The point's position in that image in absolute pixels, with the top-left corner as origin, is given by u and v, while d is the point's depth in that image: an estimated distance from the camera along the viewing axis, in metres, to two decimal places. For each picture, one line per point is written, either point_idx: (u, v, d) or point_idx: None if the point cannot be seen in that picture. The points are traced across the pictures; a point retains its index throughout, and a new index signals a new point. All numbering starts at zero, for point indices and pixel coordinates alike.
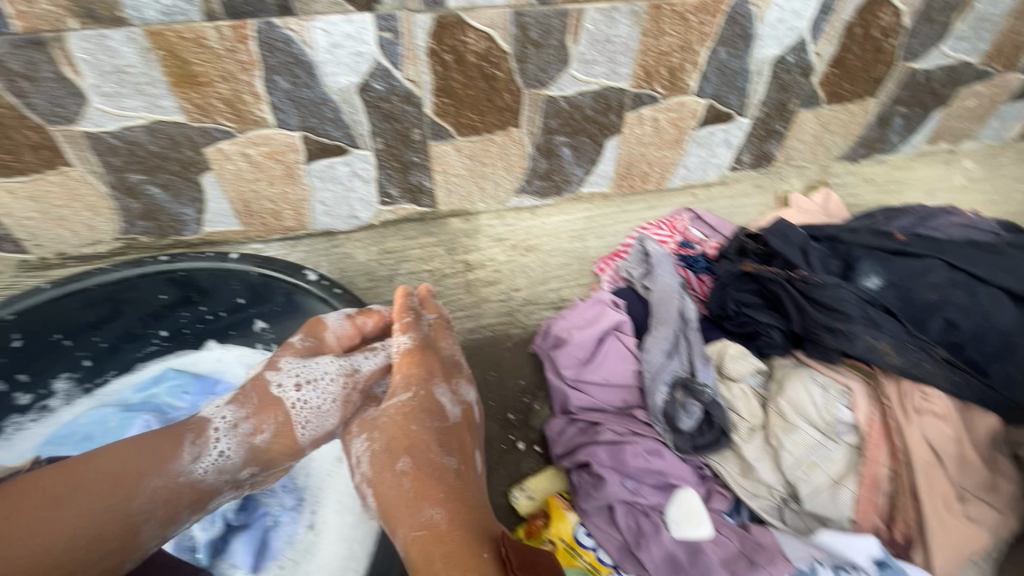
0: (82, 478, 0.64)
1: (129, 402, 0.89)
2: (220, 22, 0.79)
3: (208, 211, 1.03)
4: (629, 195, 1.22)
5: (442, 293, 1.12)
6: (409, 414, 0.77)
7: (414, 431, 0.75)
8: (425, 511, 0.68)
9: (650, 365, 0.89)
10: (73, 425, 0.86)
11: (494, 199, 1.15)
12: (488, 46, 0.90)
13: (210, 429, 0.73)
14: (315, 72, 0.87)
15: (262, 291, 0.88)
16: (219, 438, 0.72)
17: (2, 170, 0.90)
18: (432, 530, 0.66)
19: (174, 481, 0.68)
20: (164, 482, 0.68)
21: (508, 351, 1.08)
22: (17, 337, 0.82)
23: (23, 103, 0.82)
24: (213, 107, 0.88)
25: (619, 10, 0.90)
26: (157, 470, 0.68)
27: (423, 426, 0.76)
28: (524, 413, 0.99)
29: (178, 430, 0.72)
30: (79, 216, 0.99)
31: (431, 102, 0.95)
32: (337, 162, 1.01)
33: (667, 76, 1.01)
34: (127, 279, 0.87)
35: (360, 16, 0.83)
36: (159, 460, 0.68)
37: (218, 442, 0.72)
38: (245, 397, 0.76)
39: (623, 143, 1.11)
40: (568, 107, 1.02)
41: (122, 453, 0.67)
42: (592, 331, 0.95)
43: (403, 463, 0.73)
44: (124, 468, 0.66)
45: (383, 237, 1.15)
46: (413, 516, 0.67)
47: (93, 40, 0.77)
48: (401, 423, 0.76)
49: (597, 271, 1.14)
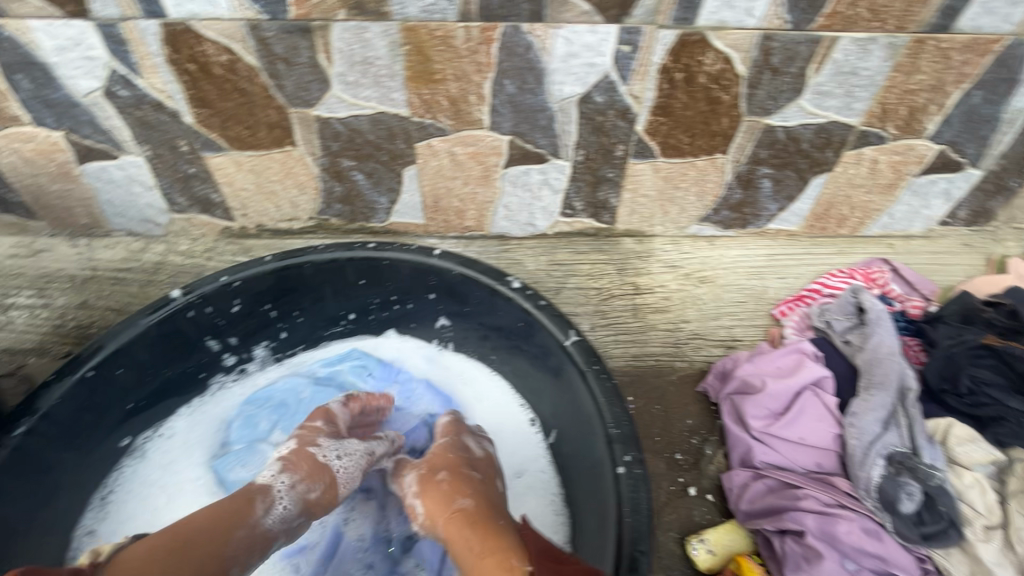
0: (178, 548, 0.58)
1: (317, 374, 0.93)
2: (471, 23, 0.80)
3: (399, 202, 1.06)
4: (817, 237, 1.13)
5: (608, 313, 1.06)
6: (462, 455, 0.76)
7: (444, 458, 0.75)
8: (458, 500, 0.69)
9: (863, 432, 0.81)
10: (270, 390, 0.90)
11: (675, 224, 1.11)
12: (723, 68, 0.85)
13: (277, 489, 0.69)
14: (543, 80, 0.87)
15: (460, 291, 0.87)
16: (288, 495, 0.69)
17: (238, 143, 0.96)
18: (462, 512, 0.67)
19: (254, 532, 0.64)
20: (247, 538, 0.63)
21: (672, 385, 0.99)
22: (236, 302, 0.85)
23: (275, 84, 0.87)
24: (438, 104, 0.90)
25: (877, 41, 0.82)
26: (243, 522, 0.64)
27: (451, 457, 0.75)
28: (695, 456, 0.90)
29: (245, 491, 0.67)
30: (287, 192, 1.04)
31: (645, 120, 0.92)
32: (534, 169, 1.00)
33: (904, 116, 0.92)
34: (336, 260, 0.87)
35: (606, 27, 0.80)
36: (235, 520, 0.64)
37: (285, 498, 0.69)
38: (297, 461, 0.73)
39: (831, 182, 1.03)
40: (785, 139, 0.95)
41: (200, 518, 0.62)
42: (792, 383, 0.87)
43: (440, 474, 0.73)
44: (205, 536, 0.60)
45: (554, 248, 1.13)
46: (446, 511, 0.69)
47: (353, 32, 0.81)
48: (432, 462, 0.76)
49: (776, 315, 1.04)
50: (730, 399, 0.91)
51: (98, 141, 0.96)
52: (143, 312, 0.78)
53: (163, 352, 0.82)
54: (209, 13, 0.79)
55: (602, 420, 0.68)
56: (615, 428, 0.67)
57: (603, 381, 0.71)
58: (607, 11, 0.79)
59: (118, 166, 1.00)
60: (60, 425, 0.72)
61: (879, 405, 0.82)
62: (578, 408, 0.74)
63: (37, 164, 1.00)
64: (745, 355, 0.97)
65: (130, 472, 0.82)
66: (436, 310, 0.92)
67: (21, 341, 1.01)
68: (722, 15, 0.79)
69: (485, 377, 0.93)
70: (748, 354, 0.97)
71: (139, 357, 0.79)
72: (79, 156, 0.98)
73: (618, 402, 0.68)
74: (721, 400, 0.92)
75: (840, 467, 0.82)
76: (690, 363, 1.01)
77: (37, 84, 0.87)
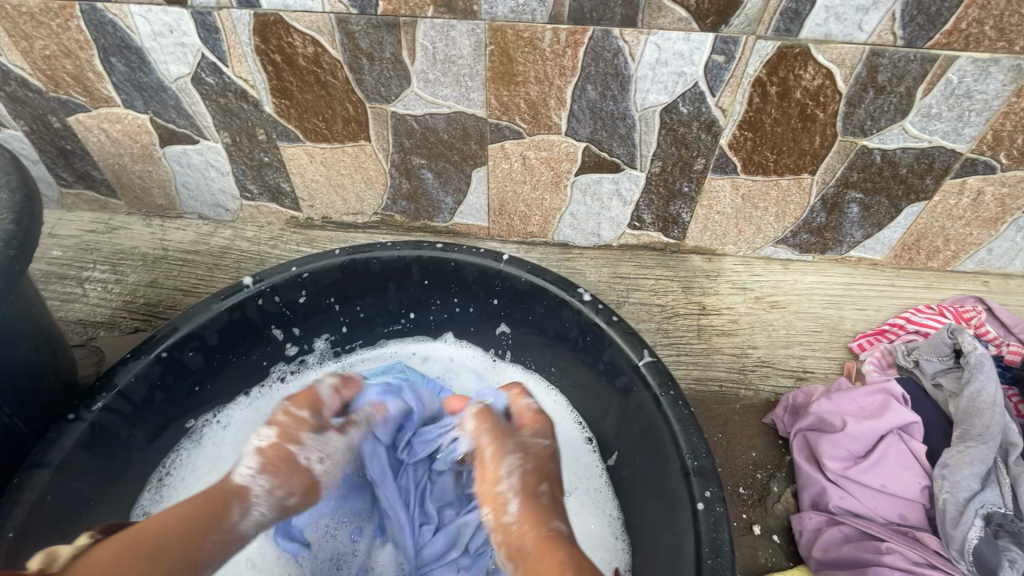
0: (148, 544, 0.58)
1: None
2: (560, 25, 0.78)
3: (465, 203, 1.05)
4: (904, 268, 1.07)
5: (671, 332, 1.01)
6: (545, 464, 0.72)
7: (546, 468, 0.72)
8: (555, 521, 0.66)
9: (956, 487, 0.75)
10: None
11: (748, 244, 1.07)
12: (822, 84, 0.80)
13: (253, 491, 0.68)
14: (628, 87, 0.83)
15: (526, 299, 0.85)
16: (261, 500, 0.68)
17: (313, 135, 0.97)
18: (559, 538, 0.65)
19: (230, 534, 0.65)
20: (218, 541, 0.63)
21: (737, 414, 0.93)
22: (302, 295, 0.86)
23: (356, 78, 0.87)
24: (516, 107, 0.88)
25: (1000, 63, 0.75)
26: (218, 525, 0.64)
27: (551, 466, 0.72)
28: (760, 492, 0.85)
29: (221, 492, 0.67)
30: (355, 187, 1.05)
31: (730, 134, 0.88)
32: (606, 178, 0.97)
33: (1020, 146, 0.84)
34: (404, 259, 0.86)
35: (701, 36, 0.76)
36: (209, 521, 0.63)
37: (262, 503, 0.68)
38: (276, 460, 0.71)
39: (927, 212, 0.96)
40: (881, 162, 0.89)
41: (174, 517, 0.62)
42: (876, 425, 0.81)
43: (542, 487, 0.70)
44: (175, 534, 0.60)
45: (617, 260, 1.09)
46: (539, 531, 0.65)
47: (439, 29, 0.80)
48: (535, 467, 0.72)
49: (855, 349, 0.98)
50: (802, 435, 0.86)
51: (181, 126, 0.98)
52: (215, 297, 0.80)
53: (230, 338, 0.82)
54: (300, 5, 0.79)
55: (681, 450, 0.66)
56: (693, 460, 0.64)
57: (680, 410, 0.68)
58: (704, 19, 0.75)
59: (197, 151, 1.03)
60: (135, 403, 0.74)
61: (975, 458, 0.76)
62: (651, 434, 0.72)
63: (123, 144, 1.03)
64: (819, 390, 0.91)
65: (185, 456, 0.82)
66: (498, 317, 0.90)
67: (93, 313, 1.03)
68: (829, 27, 0.74)
69: (541, 392, 0.90)
70: (823, 389, 0.92)
71: (209, 342, 0.80)
72: (162, 139, 1.01)
73: (697, 433, 0.66)
74: (791, 435, 0.87)
75: (925, 522, 0.77)
76: (756, 392, 0.95)
77: (131, 68, 0.90)
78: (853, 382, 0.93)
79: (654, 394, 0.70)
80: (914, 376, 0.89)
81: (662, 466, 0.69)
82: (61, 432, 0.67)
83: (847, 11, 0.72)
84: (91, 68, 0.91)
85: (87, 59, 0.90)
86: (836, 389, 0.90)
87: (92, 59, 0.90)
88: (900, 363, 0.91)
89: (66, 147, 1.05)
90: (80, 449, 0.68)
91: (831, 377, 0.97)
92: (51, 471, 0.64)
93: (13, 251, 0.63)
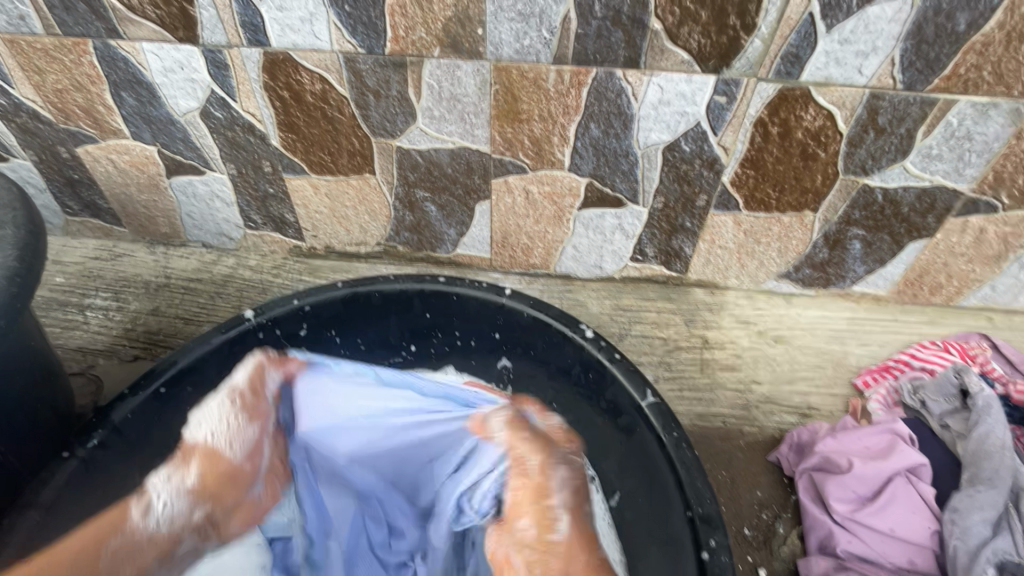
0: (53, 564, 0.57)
1: None
2: (564, 66, 0.79)
3: (468, 235, 1.06)
4: (907, 303, 1.07)
5: (674, 366, 1.01)
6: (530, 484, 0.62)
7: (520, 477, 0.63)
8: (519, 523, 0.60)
9: (967, 533, 0.74)
10: None
11: (751, 278, 1.07)
12: (823, 125, 0.81)
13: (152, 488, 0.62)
14: (630, 125, 0.84)
15: (527, 334, 0.85)
16: (159, 492, 0.62)
17: (318, 168, 0.98)
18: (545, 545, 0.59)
19: (133, 539, 0.60)
20: (121, 543, 0.59)
21: (741, 451, 0.92)
22: (303, 328, 0.86)
23: (362, 115, 0.88)
24: (520, 143, 0.89)
25: (999, 107, 0.76)
26: (117, 530, 0.60)
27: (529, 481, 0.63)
28: (765, 533, 0.83)
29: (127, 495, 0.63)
30: (358, 218, 1.05)
31: (732, 172, 0.89)
32: (609, 213, 0.97)
33: (1021, 186, 0.85)
34: (405, 292, 0.86)
35: (703, 78, 0.77)
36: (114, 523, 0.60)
37: (162, 494, 0.62)
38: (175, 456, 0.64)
39: (930, 248, 0.96)
40: (882, 201, 0.90)
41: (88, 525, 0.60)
42: (883, 466, 0.80)
43: (517, 514, 0.61)
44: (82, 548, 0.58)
45: (620, 292, 1.09)
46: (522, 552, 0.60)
47: (445, 69, 0.81)
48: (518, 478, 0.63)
49: (860, 385, 0.97)
50: (808, 474, 0.84)
51: (188, 157, 0.99)
52: (216, 329, 0.80)
53: None
54: (310, 45, 0.81)
55: (685, 496, 0.65)
56: (698, 507, 0.64)
57: (684, 452, 0.67)
58: (706, 62, 0.76)
59: (202, 182, 1.03)
60: (130, 438, 0.73)
61: (985, 503, 0.75)
62: (653, 476, 0.71)
63: (129, 174, 1.04)
64: (825, 428, 0.90)
65: None
66: (500, 351, 0.90)
67: (93, 341, 1.02)
68: (829, 71, 0.75)
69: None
70: (829, 427, 0.91)
71: (209, 376, 0.80)
72: (168, 170, 1.02)
73: (700, 478, 0.65)
74: (797, 475, 0.86)
75: (935, 569, 0.75)
76: (761, 429, 0.94)
77: (141, 102, 0.92)
78: (859, 420, 0.92)
79: (657, 436, 0.70)
80: (921, 416, 0.88)
81: (665, 510, 0.68)
82: (54, 471, 0.66)
83: (847, 56, 0.73)
84: (101, 102, 0.92)
85: (97, 93, 0.91)
86: (841, 428, 0.89)
87: (102, 93, 0.91)
88: (907, 402, 0.90)
89: (73, 177, 1.06)
90: (71, 489, 0.67)
91: (836, 414, 0.96)
92: (40, 511, 0.64)
93: (15, 288, 0.63)
